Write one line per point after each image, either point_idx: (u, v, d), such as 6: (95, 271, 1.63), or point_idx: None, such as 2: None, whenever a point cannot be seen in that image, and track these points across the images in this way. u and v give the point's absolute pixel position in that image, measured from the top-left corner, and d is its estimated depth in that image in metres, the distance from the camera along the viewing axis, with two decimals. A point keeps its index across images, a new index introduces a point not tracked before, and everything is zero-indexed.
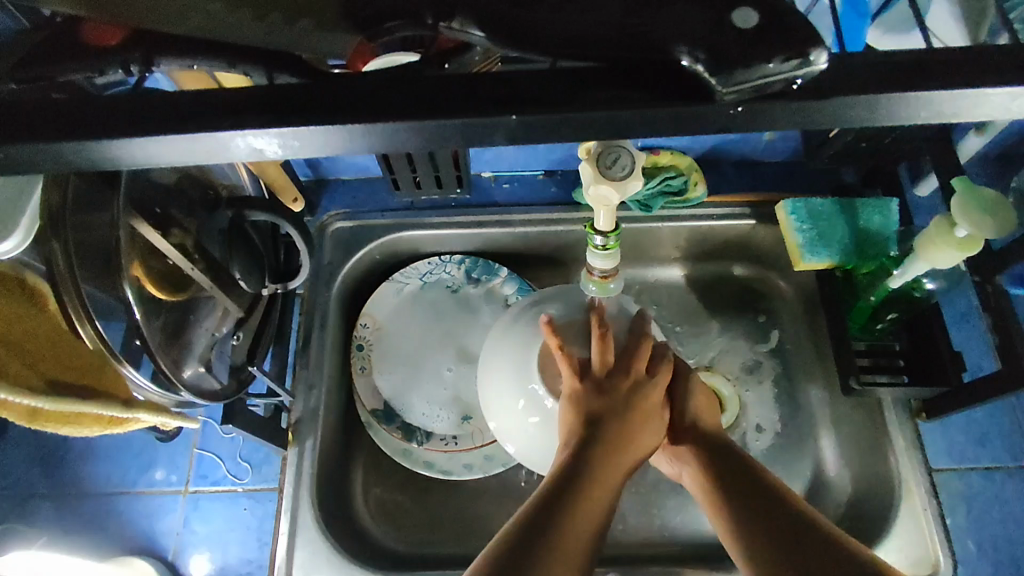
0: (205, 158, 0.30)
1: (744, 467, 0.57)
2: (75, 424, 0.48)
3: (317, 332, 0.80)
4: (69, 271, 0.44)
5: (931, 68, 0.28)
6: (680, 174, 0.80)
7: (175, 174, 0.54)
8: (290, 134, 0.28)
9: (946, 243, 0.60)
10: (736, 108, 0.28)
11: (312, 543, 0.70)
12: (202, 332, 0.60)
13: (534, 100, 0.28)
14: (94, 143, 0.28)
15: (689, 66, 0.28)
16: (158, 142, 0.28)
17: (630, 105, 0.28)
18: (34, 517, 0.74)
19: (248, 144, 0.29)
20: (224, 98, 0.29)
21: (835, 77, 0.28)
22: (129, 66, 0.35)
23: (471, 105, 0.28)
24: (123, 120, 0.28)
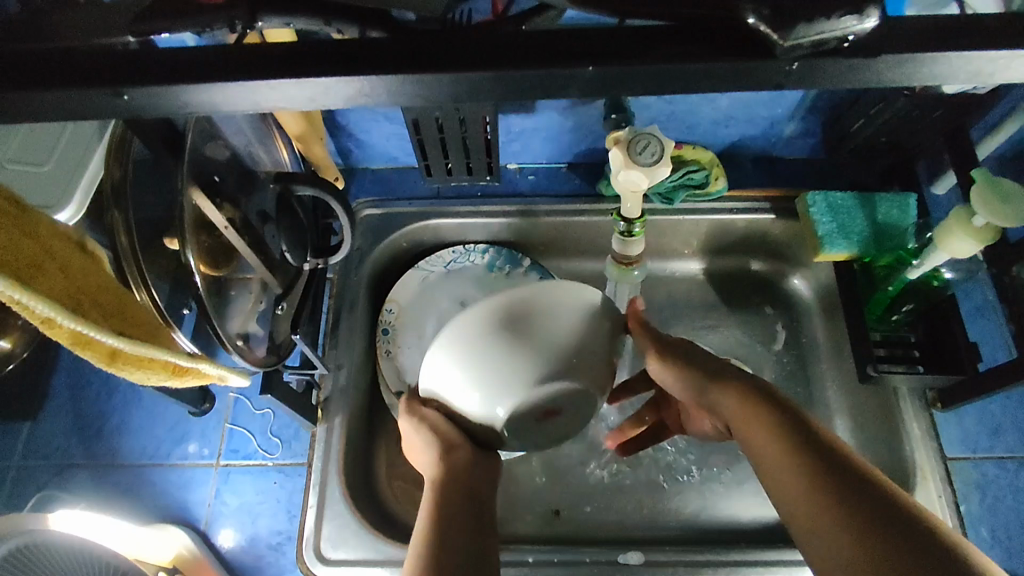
0: (307, 103, 0.34)
1: (772, 403, 0.50)
2: (143, 371, 0.47)
3: (347, 314, 0.83)
4: (128, 244, 0.48)
5: (960, 32, 0.30)
6: (702, 168, 0.82)
7: (227, 151, 0.57)
8: (378, 83, 0.32)
9: (965, 234, 0.62)
10: (794, 65, 0.31)
11: (341, 517, 0.72)
12: (249, 301, 0.63)
13: (607, 55, 0.31)
14: (214, 86, 0.33)
15: (755, 25, 0.29)
16: (271, 86, 0.33)
17: (697, 59, 0.31)
18: (71, 486, 0.76)
19: (344, 93, 0.33)
20: (328, 47, 0.33)
21: (876, 46, 0.30)
22: (234, 23, 0.37)
23: (546, 58, 0.31)
24: (239, 67, 0.33)
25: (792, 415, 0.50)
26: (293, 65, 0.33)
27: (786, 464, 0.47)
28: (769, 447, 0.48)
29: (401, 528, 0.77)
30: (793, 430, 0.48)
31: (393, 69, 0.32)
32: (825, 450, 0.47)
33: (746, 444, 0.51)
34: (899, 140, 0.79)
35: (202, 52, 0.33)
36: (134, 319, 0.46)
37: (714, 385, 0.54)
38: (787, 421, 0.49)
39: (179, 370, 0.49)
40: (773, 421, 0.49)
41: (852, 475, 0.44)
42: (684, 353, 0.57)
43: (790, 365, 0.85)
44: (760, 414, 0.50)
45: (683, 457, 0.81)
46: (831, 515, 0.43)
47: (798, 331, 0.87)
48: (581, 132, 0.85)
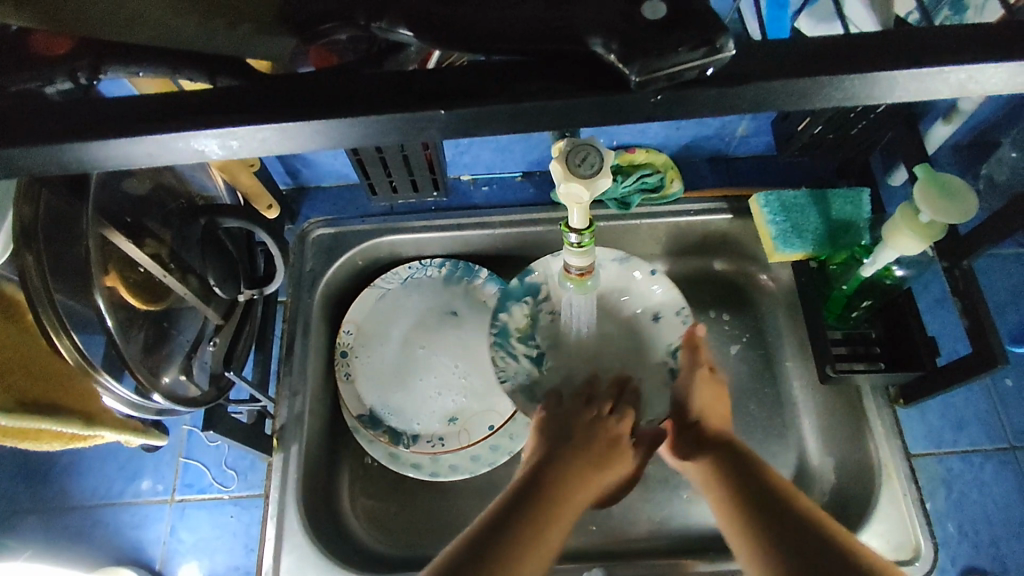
0: (155, 159, 0.31)
1: (726, 448, 0.67)
2: (36, 439, 0.49)
3: (301, 339, 0.81)
4: (43, 284, 0.45)
5: (853, 50, 0.29)
6: (656, 172, 0.82)
7: (148, 185, 0.55)
8: (231, 134, 0.29)
9: (911, 231, 0.62)
10: (656, 97, 0.29)
11: (299, 548, 0.71)
12: (182, 340, 0.61)
13: (466, 94, 0.29)
14: (43, 148, 0.29)
15: (603, 55, 0.29)
16: (105, 144, 0.29)
17: (558, 96, 0.29)
18: (22, 530, 0.74)
19: (188, 146, 0.29)
20: (171, 101, 0.29)
21: (768, 63, 0.29)
22: (77, 74, 0.34)
23: (410, 98, 0.29)
24: (73, 126, 0.29)
25: (737, 452, 0.66)
26: (134, 117, 0.29)
27: (726, 484, 0.62)
28: (716, 475, 0.64)
29: (364, 555, 0.75)
30: (741, 462, 0.64)
31: (247, 118, 0.29)
32: (754, 476, 0.61)
33: (706, 474, 0.66)
34: (848, 136, 0.78)
35: (29, 110, 0.30)
36: (45, 384, 0.47)
37: (696, 439, 0.70)
38: (733, 458, 0.65)
39: (79, 437, 0.52)
40: (724, 463, 0.65)
41: (771, 491, 0.59)
42: (690, 389, 0.73)
43: (756, 365, 0.84)
44: (716, 451, 0.67)
45: (651, 465, 0.80)
46: (748, 515, 0.58)
47: (761, 330, 0.86)
48: (531, 141, 0.84)
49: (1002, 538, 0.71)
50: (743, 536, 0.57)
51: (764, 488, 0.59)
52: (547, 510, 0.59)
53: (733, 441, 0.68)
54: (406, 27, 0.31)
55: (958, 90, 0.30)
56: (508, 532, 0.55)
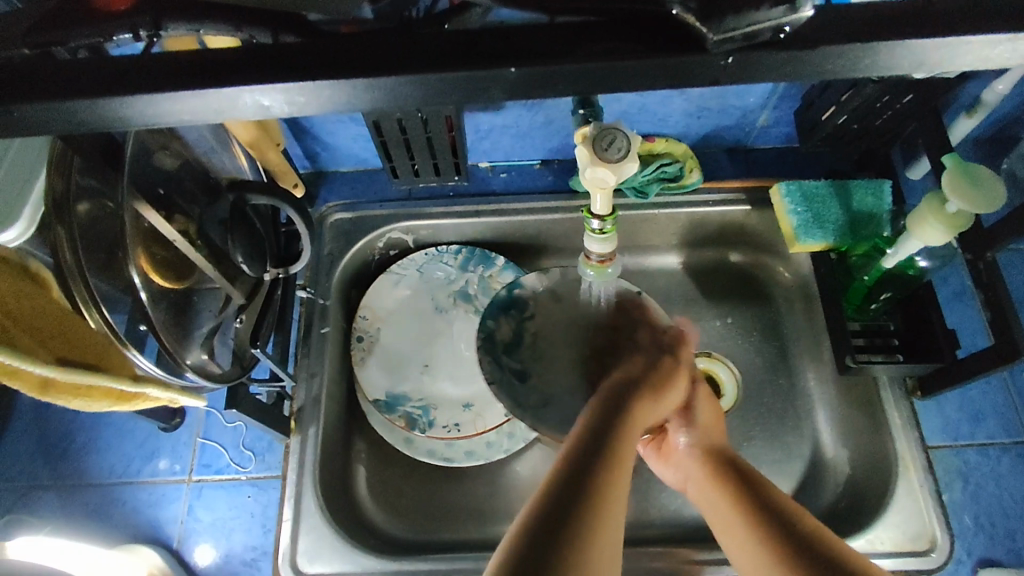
0: (215, 117, 0.31)
1: (724, 461, 0.64)
2: (85, 399, 0.48)
3: (318, 322, 0.81)
4: (76, 263, 0.46)
5: (905, 19, 0.29)
6: (676, 161, 0.81)
7: (176, 161, 0.55)
8: (294, 90, 0.29)
9: (938, 221, 0.62)
10: (729, 58, 0.29)
11: (317, 529, 0.71)
12: (207, 319, 0.61)
13: (523, 55, 0.29)
14: (106, 102, 0.29)
15: (680, 15, 0.28)
16: (170, 100, 0.29)
17: (617, 60, 0.29)
18: (39, 508, 0.74)
19: (255, 101, 0.30)
20: (234, 58, 0.30)
21: (827, 31, 0.29)
22: (138, 31, 0.34)
23: (467, 61, 0.29)
24: (138, 80, 0.29)
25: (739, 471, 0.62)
26: (196, 74, 0.29)
27: (731, 507, 0.59)
28: (722, 497, 0.61)
29: (379, 537, 0.75)
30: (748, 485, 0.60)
31: (310, 73, 0.29)
32: (754, 484, 0.60)
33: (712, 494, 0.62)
34: (871, 128, 0.78)
35: (94, 66, 0.30)
36: (81, 345, 0.47)
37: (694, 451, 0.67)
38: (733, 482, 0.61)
39: (124, 397, 0.51)
40: (724, 473, 0.63)
41: (775, 501, 0.57)
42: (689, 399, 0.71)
43: (772, 357, 0.84)
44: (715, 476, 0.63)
45: None
46: (752, 533, 0.56)
47: (778, 321, 0.86)
48: (551, 129, 0.83)
49: (1018, 531, 0.71)
50: (747, 545, 0.56)
51: (762, 499, 0.58)
52: (615, 453, 0.56)
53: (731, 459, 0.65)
54: None
55: (1010, 61, 0.30)
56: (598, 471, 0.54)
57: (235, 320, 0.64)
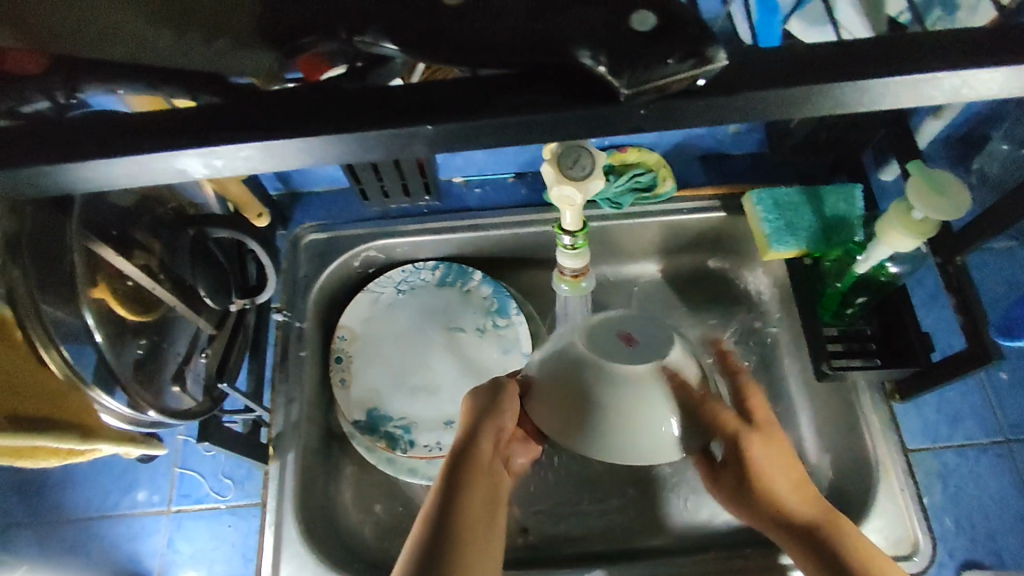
0: (136, 180, 0.31)
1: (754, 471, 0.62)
2: (32, 457, 0.49)
3: (295, 345, 0.80)
4: (29, 296, 0.44)
5: (840, 57, 0.29)
6: (649, 171, 0.82)
7: (135, 196, 0.54)
8: (211, 153, 0.29)
9: (904, 228, 0.62)
10: (640, 112, 0.30)
11: (297, 556, 0.70)
12: (173, 355, 0.61)
13: (444, 109, 0.29)
14: (22, 171, 0.29)
15: (592, 67, 0.29)
16: (87, 167, 0.29)
17: (547, 108, 0.29)
18: (16, 545, 0.74)
19: (173, 164, 0.29)
20: (152, 122, 0.29)
21: (758, 72, 0.29)
22: (53, 93, 0.35)
23: (390, 116, 0.29)
24: (53, 147, 0.29)
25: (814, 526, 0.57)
26: (110, 140, 0.29)
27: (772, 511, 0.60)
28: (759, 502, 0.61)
29: (361, 560, 0.75)
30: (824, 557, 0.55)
31: (229, 136, 0.29)
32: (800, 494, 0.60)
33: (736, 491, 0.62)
34: (841, 131, 0.78)
35: (9, 132, 0.30)
36: (37, 397, 0.46)
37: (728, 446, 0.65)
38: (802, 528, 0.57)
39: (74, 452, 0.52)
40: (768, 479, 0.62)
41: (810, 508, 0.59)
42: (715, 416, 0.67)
43: (752, 363, 0.84)
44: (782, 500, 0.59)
45: (649, 464, 0.79)
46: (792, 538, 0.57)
47: (758, 327, 0.86)
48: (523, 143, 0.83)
49: (999, 532, 0.71)
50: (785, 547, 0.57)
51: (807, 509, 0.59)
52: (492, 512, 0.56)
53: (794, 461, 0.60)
54: (389, 41, 0.32)
55: (950, 96, 0.30)
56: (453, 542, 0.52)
57: (202, 355, 0.64)
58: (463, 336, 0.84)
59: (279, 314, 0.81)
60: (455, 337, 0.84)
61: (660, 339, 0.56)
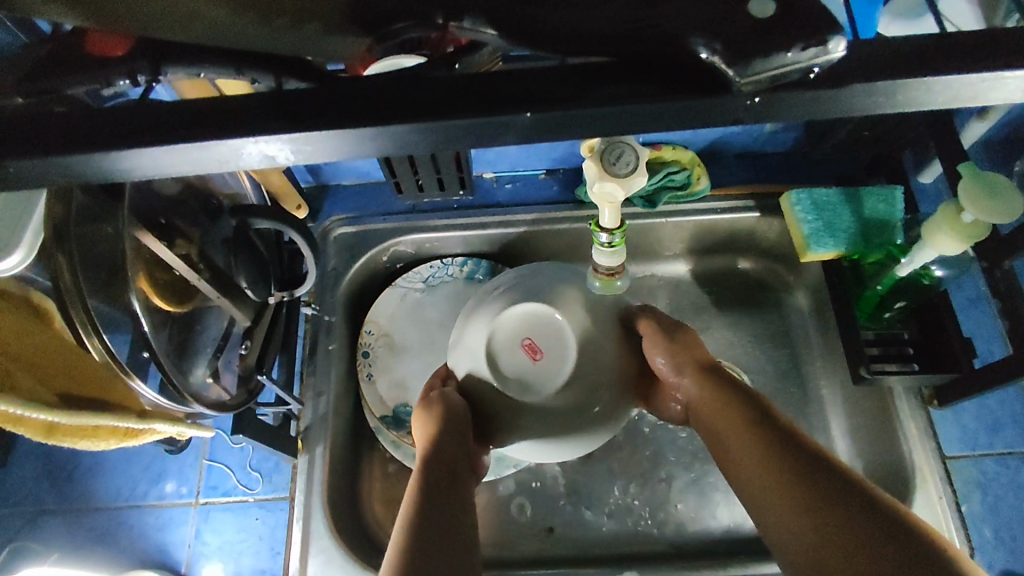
0: (215, 166, 0.30)
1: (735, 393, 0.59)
2: (92, 439, 0.47)
3: (324, 338, 0.80)
4: (75, 283, 0.44)
5: (946, 50, 0.29)
6: (683, 169, 0.80)
7: (178, 184, 0.54)
8: (302, 139, 0.29)
9: (951, 231, 0.61)
10: (754, 99, 0.29)
11: (326, 550, 0.70)
12: (208, 341, 0.60)
13: (544, 99, 0.29)
14: (103, 155, 0.29)
15: (706, 58, 0.29)
16: (169, 152, 0.29)
17: (644, 97, 0.29)
18: (46, 533, 0.74)
19: (258, 151, 0.29)
20: (237, 106, 0.29)
21: (858, 72, 0.29)
22: (136, 75, 0.36)
23: (488, 101, 0.29)
24: (133, 131, 0.28)
25: (788, 434, 0.53)
26: (192, 126, 0.28)
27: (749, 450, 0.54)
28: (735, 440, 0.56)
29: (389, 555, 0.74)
30: (807, 460, 0.50)
31: (317, 123, 0.28)
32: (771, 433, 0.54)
33: (714, 427, 0.59)
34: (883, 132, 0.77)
35: (88, 117, 0.29)
36: (83, 378, 0.47)
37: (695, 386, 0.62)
38: (776, 439, 0.53)
39: (130, 434, 0.50)
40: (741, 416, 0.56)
41: (783, 443, 0.53)
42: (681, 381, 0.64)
43: (784, 365, 0.83)
44: (753, 423, 0.55)
45: (678, 466, 0.78)
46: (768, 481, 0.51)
47: (790, 329, 0.85)
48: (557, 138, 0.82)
49: None
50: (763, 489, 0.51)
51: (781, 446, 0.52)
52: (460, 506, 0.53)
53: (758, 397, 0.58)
54: (489, 26, 0.32)
55: None
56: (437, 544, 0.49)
57: (241, 347, 0.64)
58: None
59: (309, 307, 0.81)
60: None
61: (561, 342, 0.62)
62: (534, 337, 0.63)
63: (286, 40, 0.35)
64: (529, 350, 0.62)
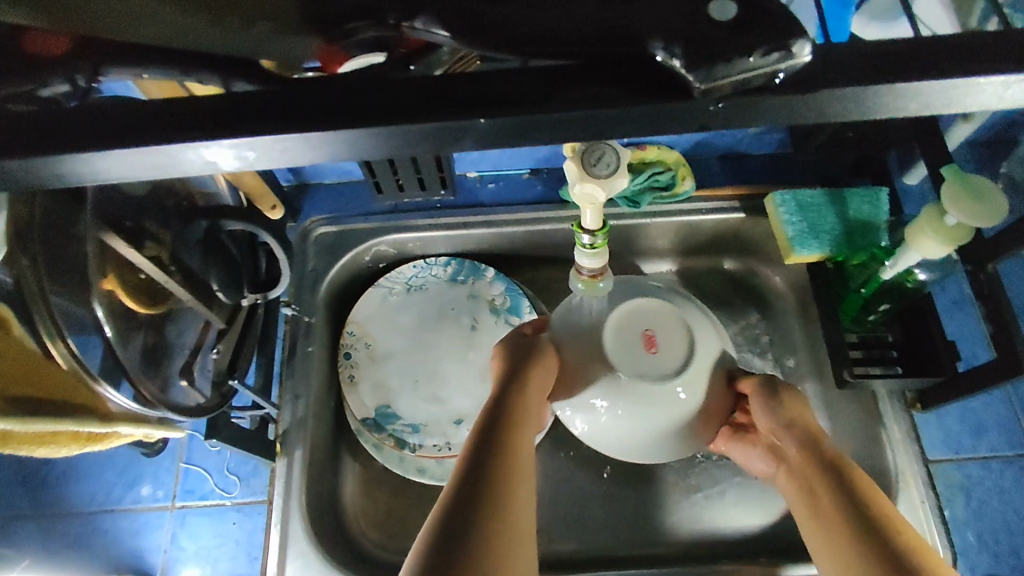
0: (159, 172, 0.30)
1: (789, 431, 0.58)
2: (50, 444, 0.48)
3: (303, 340, 0.79)
4: (38, 286, 0.42)
5: (916, 56, 0.28)
6: (668, 169, 0.79)
7: (148, 185, 0.53)
8: (245, 144, 0.28)
9: (935, 233, 0.60)
10: (716, 105, 0.29)
11: (304, 556, 0.69)
12: (181, 346, 0.59)
13: (501, 101, 0.28)
14: (42, 159, 0.28)
15: (665, 61, 0.28)
16: (108, 156, 0.28)
17: (616, 103, 0.28)
18: (18, 538, 0.72)
19: (201, 157, 0.29)
20: (180, 111, 0.29)
21: (829, 77, 0.28)
22: (76, 77, 0.35)
23: (454, 106, 0.28)
24: (74, 136, 0.28)
25: (837, 468, 0.53)
26: (132, 130, 0.28)
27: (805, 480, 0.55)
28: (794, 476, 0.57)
29: (369, 560, 0.73)
30: (902, 574, 0.43)
31: (265, 127, 0.28)
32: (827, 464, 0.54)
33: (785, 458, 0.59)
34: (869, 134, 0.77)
35: (29, 119, 0.29)
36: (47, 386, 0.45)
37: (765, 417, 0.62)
38: (864, 536, 0.47)
39: (92, 439, 0.51)
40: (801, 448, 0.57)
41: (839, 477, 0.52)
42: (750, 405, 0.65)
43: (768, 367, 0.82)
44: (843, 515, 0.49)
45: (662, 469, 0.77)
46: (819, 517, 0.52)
47: (774, 330, 0.84)
48: None
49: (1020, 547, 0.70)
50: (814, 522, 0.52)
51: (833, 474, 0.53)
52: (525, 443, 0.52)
53: (848, 471, 0.52)
54: (442, 28, 0.32)
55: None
56: (490, 496, 0.45)
57: (212, 351, 0.63)
58: (477, 336, 0.83)
59: (288, 308, 0.80)
60: (470, 336, 0.83)
61: (679, 350, 0.63)
62: (656, 331, 0.64)
63: (237, 40, 0.35)
64: (645, 341, 0.63)
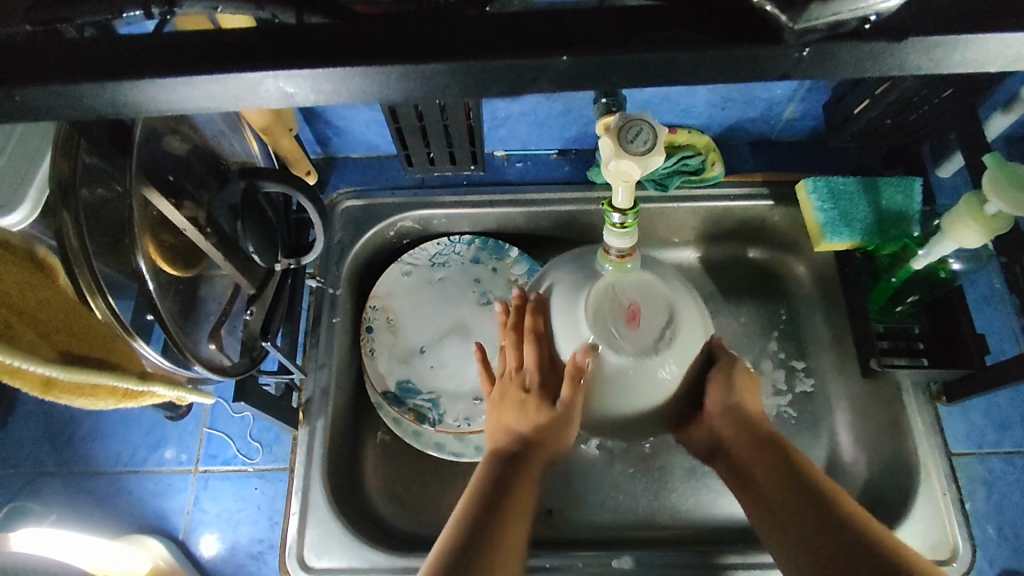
0: (237, 102, 0.32)
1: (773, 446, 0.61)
2: (90, 397, 0.47)
3: (327, 311, 0.79)
4: (81, 247, 0.43)
5: (973, 14, 0.30)
6: (699, 154, 0.78)
7: (187, 146, 0.53)
8: (324, 76, 0.31)
9: (975, 223, 0.60)
10: (804, 51, 0.31)
11: (324, 524, 0.70)
12: (212, 307, 0.59)
13: (588, 43, 0.30)
14: (130, 82, 0.31)
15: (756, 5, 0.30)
16: (190, 83, 0.31)
17: (692, 46, 0.30)
18: (44, 494, 0.73)
19: (277, 87, 0.31)
20: (257, 44, 0.31)
21: (903, 30, 0.30)
22: (149, 8, 0.35)
23: (531, 48, 0.31)
24: (159, 60, 0.31)
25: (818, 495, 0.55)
26: (214, 60, 0.31)
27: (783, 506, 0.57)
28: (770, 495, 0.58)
29: (386, 530, 0.74)
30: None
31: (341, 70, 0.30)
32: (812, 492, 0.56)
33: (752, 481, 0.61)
34: (904, 123, 0.76)
35: (118, 50, 0.31)
36: (85, 338, 0.46)
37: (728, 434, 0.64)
38: (843, 540, 0.51)
39: (130, 394, 0.51)
40: (781, 471, 0.59)
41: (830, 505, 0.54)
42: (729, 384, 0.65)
43: (789, 356, 0.82)
44: (823, 518, 0.54)
45: (678, 453, 0.77)
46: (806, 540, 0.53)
47: (797, 321, 0.83)
48: (570, 117, 0.81)
49: None
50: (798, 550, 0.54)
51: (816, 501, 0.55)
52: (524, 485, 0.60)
53: (832, 495, 0.55)
54: None
55: None
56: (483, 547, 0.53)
57: (246, 312, 0.62)
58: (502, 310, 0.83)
59: (313, 279, 0.80)
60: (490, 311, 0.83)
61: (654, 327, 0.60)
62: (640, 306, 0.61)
63: None
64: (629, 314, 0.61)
